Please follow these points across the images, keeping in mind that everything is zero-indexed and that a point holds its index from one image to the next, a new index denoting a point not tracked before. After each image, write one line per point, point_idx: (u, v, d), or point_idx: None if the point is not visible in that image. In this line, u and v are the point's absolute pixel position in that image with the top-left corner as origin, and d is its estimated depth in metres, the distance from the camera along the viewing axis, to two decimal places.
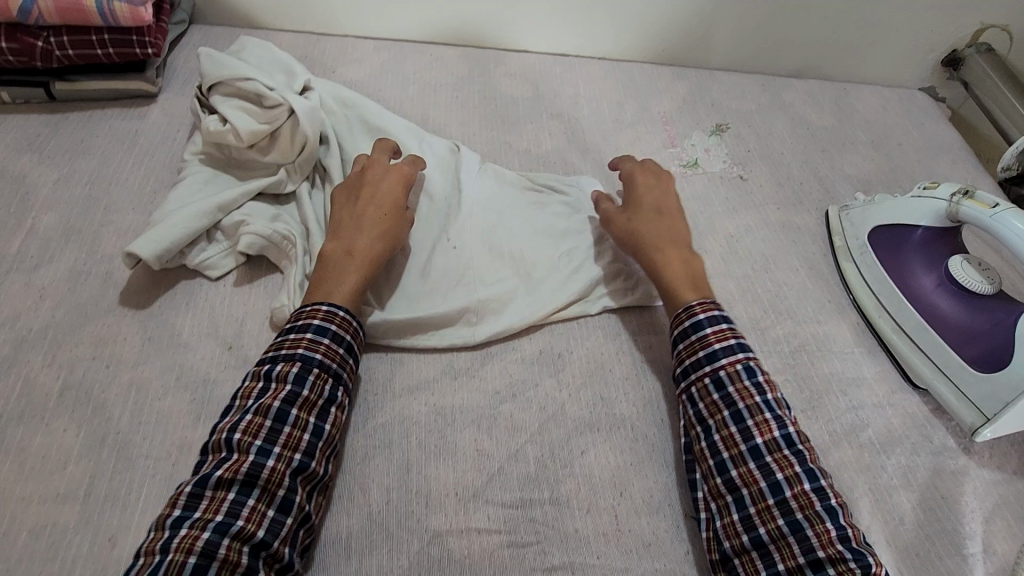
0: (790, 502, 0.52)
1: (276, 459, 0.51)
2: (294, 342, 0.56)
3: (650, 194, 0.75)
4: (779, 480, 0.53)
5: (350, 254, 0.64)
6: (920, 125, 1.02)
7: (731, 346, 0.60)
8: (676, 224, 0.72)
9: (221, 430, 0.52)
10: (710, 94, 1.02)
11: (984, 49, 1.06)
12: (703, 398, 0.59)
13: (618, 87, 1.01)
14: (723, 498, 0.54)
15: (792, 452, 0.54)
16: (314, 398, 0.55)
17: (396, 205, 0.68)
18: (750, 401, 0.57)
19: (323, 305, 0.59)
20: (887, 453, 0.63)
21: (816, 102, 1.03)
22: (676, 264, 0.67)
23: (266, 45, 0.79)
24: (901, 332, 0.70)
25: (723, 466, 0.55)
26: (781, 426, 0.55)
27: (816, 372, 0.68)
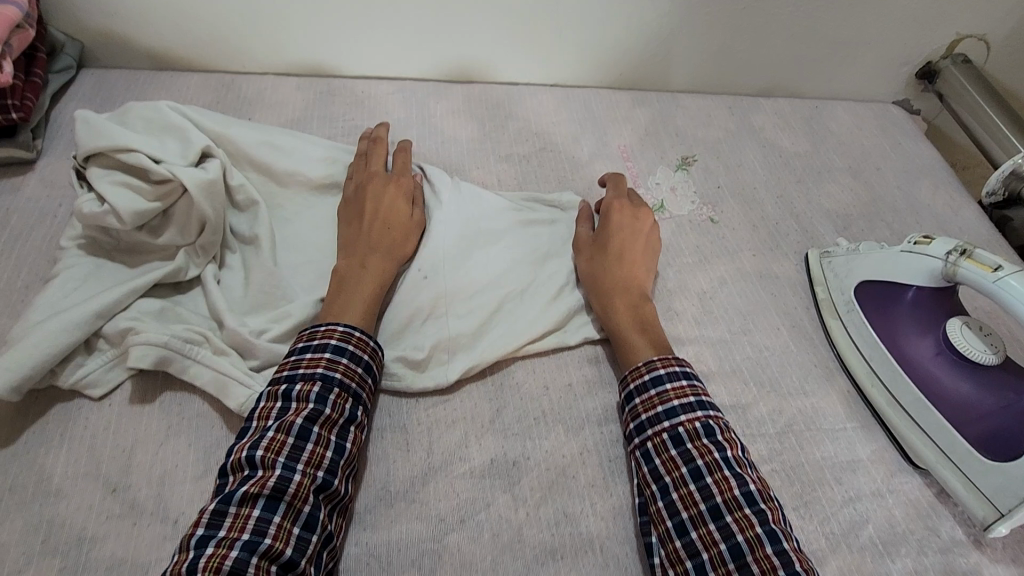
0: (751, 565, 0.47)
1: (301, 474, 0.49)
2: (312, 362, 0.55)
3: (620, 221, 0.72)
4: (739, 542, 0.48)
5: (362, 269, 0.64)
6: (898, 146, 0.95)
7: (690, 402, 0.56)
8: (641, 264, 0.69)
9: (240, 449, 0.50)
10: (674, 122, 0.93)
11: (960, 60, 0.99)
12: (659, 453, 0.54)
13: (572, 119, 0.92)
14: (682, 564, 0.49)
15: (753, 511, 0.49)
16: (336, 416, 0.53)
17: (400, 217, 0.69)
18: (709, 458, 0.53)
19: (339, 325, 0.58)
20: (890, 556, 0.55)
21: (787, 125, 0.95)
22: (625, 310, 0.65)
23: (154, 105, 0.67)
24: (896, 406, 0.62)
25: (682, 527, 0.50)
26: (742, 482, 0.51)
27: (807, 458, 0.60)
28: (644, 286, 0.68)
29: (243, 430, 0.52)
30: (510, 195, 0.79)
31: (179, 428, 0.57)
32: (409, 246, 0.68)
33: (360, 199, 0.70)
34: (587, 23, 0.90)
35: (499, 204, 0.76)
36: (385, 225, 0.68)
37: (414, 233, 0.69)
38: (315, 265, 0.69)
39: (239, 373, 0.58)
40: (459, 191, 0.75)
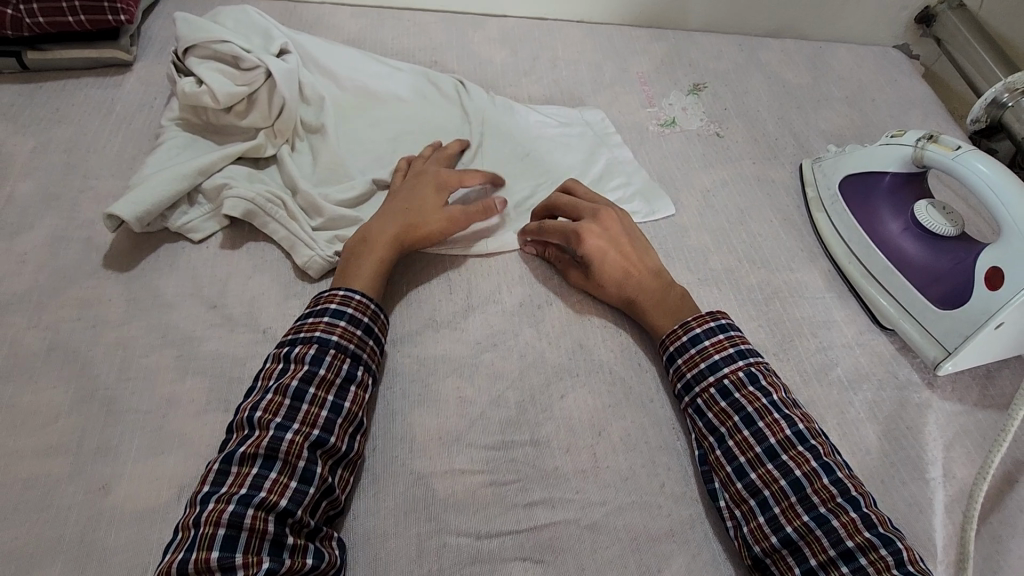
0: (812, 497, 0.51)
1: (294, 433, 0.52)
2: (311, 326, 0.58)
3: (600, 246, 0.67)
4: (798, 477, 0.52)
5: (366, 238, 0.66)
6: (893, 82, 1.04)
7: (731, 354, 0.60)
8: (635, 263, 0.67)
9: (243, 409, 0.53)
10: (688, 55, 1.03)
11: (956, 5, 1.07)
12: (710, 408, 0.58)
13: (596, 50, 1.02)
14: (746, 503, 0.53)
15: (806, 447, 0.54)
16: (331, 377, 0.56)
17: (425, 203, 0.69)
18: (758, 403, 0.57)
19: (339, 290, 0.61)
20: (854, 390, 0.65)
21: (792, 60, 1.04)
22: (648, 295, 0.66)
23: (242, 9, 0.79)
24: (869, 276, 0.72)
25: (742, 470, 0.55)
26: (791, 423, 0.55)
27: (788, 316, 0.70)
28: (652, 268, 0.68)
29: (248, 391, 0.55)
30: (536, 107, 0.90)
31: (262, 267, 0.68)
32: (426, 227, 0.68)
33: (397, 188, 0.72)
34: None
35: (526, 114, 0.87)
36: (403, 206, 0.68)
37: (436, 218, 0.68)
38: (372, 154, 0.79)
39: (305, 237, 0.68)
40: (493, 102, 0.87)
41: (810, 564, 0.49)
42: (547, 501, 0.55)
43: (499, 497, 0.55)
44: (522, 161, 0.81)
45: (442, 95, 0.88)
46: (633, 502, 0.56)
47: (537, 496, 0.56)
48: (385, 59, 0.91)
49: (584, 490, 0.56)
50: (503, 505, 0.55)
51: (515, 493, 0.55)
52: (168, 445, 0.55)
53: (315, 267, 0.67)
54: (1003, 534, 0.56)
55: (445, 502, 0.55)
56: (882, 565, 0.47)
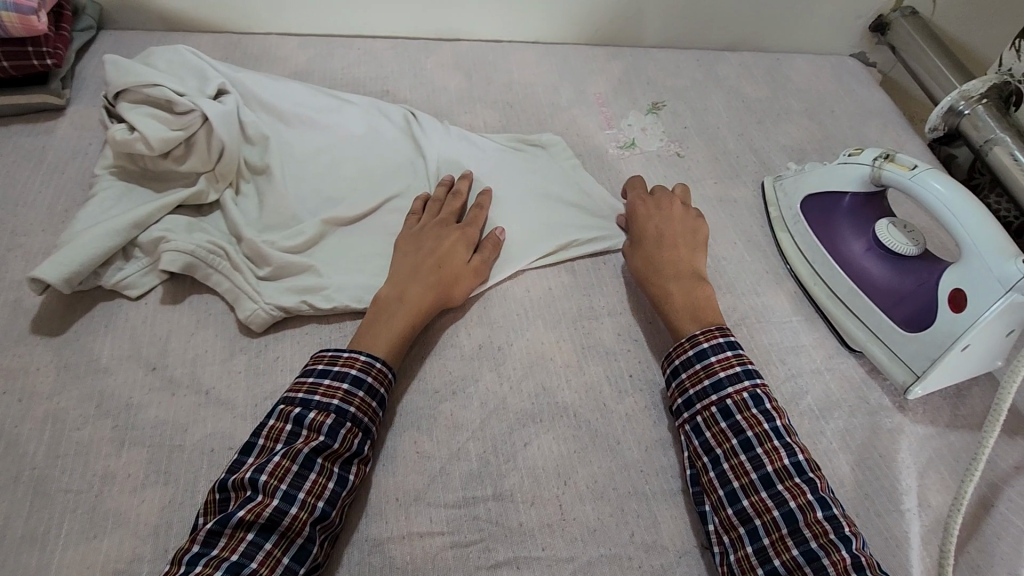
0: (804, 530, 0.50)
1: (298, 507, 0.49)
2: (329, 391, 0.55)
3: (650, 220, 0.74)
4: (792, 509, 0.51)
5: (400, 302, 0.64)
6: (851, 91, 1.04)
7: (737, 372, 0.59)
8: (684, 242, 0.72)
9: (244, 467, 0.51)
10: (645, 73, 1.01)
11: (908, 12, 1.06)
12: (708, 427, 0.58)
13: (551, 71, 1.00)
14: (736, 530, 0.52)
15: (803, 480, 0.53)
16: (342, 450, 0.53)
17: (453, 260, 0.67)
18: (759, 428, 0.56)
19: (362, 355, 0.58)
20: (825, 418, 0.63)
21: (750, 74, 1.04)
22: (679, 293, 0.67)
23: (176, 49, 0.75)
24: (836, 299, 0.71)
25: (733, 496, 0.54)
26: (791, 453, 0.54)
27: (755, 343, 0.69)
28: (692, 266, 0.70)
29: (251, 447, 0.53)
30: (493, 135, 0.88)
31: (205, 321, 0.65)
32: (455, 291, 0.66)
33: (416, 237, 0.70)
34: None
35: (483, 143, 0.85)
36: (434, 264, 0.67)
37: (467, 276, 0.68)
38: (322, 195, 0.76)
39: (249, 289, 0.65)
40: (447, 132, 0.85)
41: None
42: (512, 561, 0.53)
43: (460, 560, 0.52)
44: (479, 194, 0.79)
45: (396, 128, 0.85)
46: (603, 556, 0.54)
47: (502, 557, 0.53)
48: (335, 91, 0.88)
49: (551, 547, 0.54)
50: (466, 570, 0.52)
51: (477, 555, 0.53)
52: (102, 528, 0.51)
53: (260, 324, 0.64)
54: (983, 564, 0.55)
55: (403, 570, 0.52)
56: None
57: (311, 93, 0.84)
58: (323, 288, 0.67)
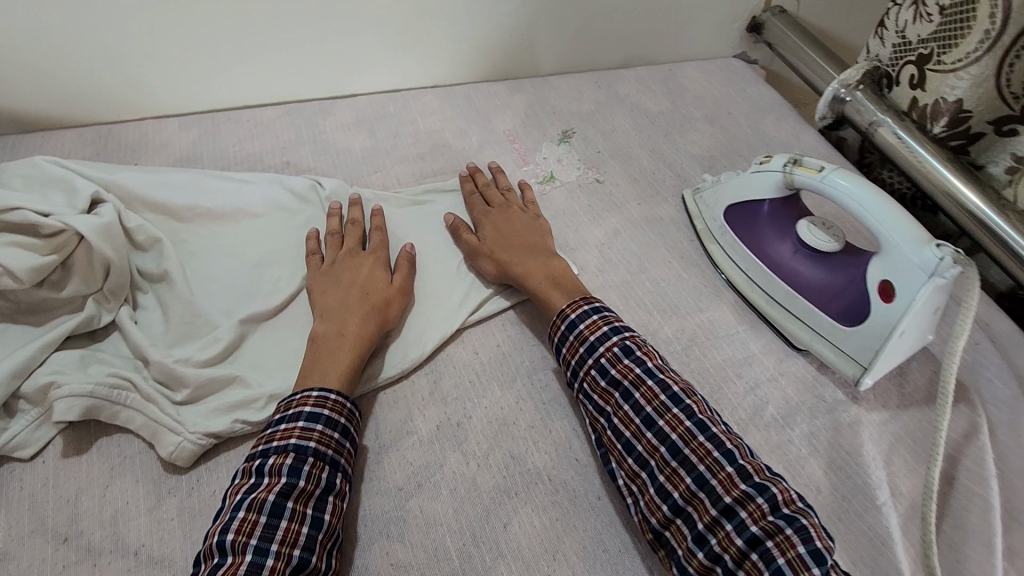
0: (690, 457, 0.53)
1: (274, 558, 0.47)
2: (285, 433, 0.54)
3: (492, 218, 0.77)
4: (675, 440, 0.55)
5: (340, 334, 0.63)
6: (743, 92, 1.08)
7: (605, 332, 0.62)
8: (524, 229, 0.76)
9: (210, 535, 0.49)
10: (550, 102, 1.01)
11: (778, 12, 1.12)
12: (594, 388, 0.60)
13: (456, 114, 0.97)
14: (640, 477, 0.55)
15: (680, 409, 0.56)
16: (310, 488, 0.51)
17: (378, 282, 0.68)
18: (632, 374, 0.59)
19: (313, 390, 0.57)
20: (790, 426, 0.64)
21: (648, 90, 1.06)
22: (537, 269, 0.71)
23: (32, 162, 0.67)
24: (776, 303, 0.72)
25: (629, 446, 0.56)
26: (666, 389, 0.58)
27: (711, 363, 0.69)
28: (545, 247, 0.74)
29: (217, 512, 0.51)
30: (408, 192, 0.85)
31: (122, 467, 0.57)
32: (391, 310, 0.67)
33: (330, 270, 0.69)
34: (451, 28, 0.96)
35: (399, 203, 0.82)
36: (362, 291, 0.66)
37: (397, 296, 0.68)
38: (236, 291, 0.70)
39: (168, 419, 0.58)
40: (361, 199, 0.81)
41: (699, 527, 0.51)
42: None
43: None
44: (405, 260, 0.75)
45: (305, 203, 0.80)
46: None
47: None
48: (229, 172, 0.82)
49: None
50: None
51: None
52: None
53: (187, 459, 0.57)
54: (959, 541, 0.57)
55: None
56: (757, 512, 0.49)
57: (203, 179, 0.77)
58: (257, 400, 0.61)
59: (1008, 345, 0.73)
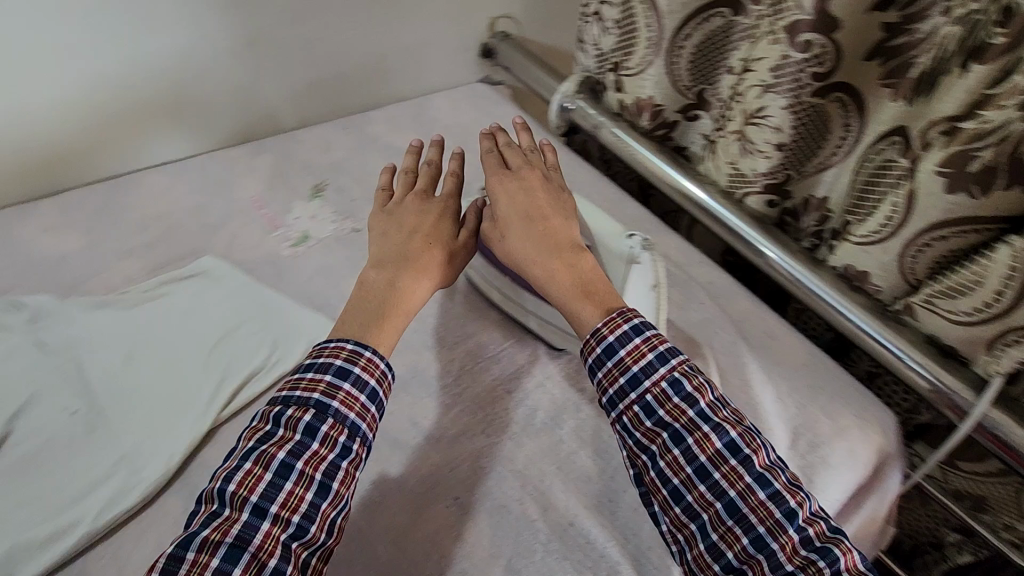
0: (750, 517, 0.52)
1: (272, 522, 0.49)
2: (309, 386, 0.55)
3: (504, 194, 0.70)
4: (733, 497, 0.53)
5: (391, 292, 0.63)
6: (489, 114, 1.14)
7: (652, 361, 0.57)
8: (546, 209, 0.68)
9: (216, 480, 0.51)
10: (297, 157, 0.98)
11: (502, 37, 1.19)
12: (637, 426, 0.57)
13: (192, 188, 0.90)
14: (688, 528, 0.54)
15: (739, 462, 0.53)
16: (323, 452, 0.53)
17: (439, 233, 0.69)
18: (684, 417, 0.55)
19: (348, 343, 0.57)
20: (560, 425, 0.69)
21: (398, 126, 1.08)
22: (562, 272, 0.64)
23: None
24: (530, 313, 0.76)
25: (677, 495, 0.54)
26: (723, 434, 0.54)
27: (482, 387, 0.72)
28: (571, 238, 0.67)
29: (232, 454, 0.53)
30: (138, 285, 0.76)
31: None
32: (440, 267, 0.67)
33: (394, 211, 0.71)
34: (163, 88, 0.91)
35: (124, 302, 0.74)
36: (408, 255, 0.66)
37: (440, 256, 0.67)
38: None
39: None
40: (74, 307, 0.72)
41: None
42: None
43: None
44: (137, 368, 0.68)
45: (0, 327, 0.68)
46: None
47: None
48: None
49: None
50: None
51: None
52: None
53: None
54: None
55: None
56: None
57: None
58: None
59: (726, 294, 0.85)
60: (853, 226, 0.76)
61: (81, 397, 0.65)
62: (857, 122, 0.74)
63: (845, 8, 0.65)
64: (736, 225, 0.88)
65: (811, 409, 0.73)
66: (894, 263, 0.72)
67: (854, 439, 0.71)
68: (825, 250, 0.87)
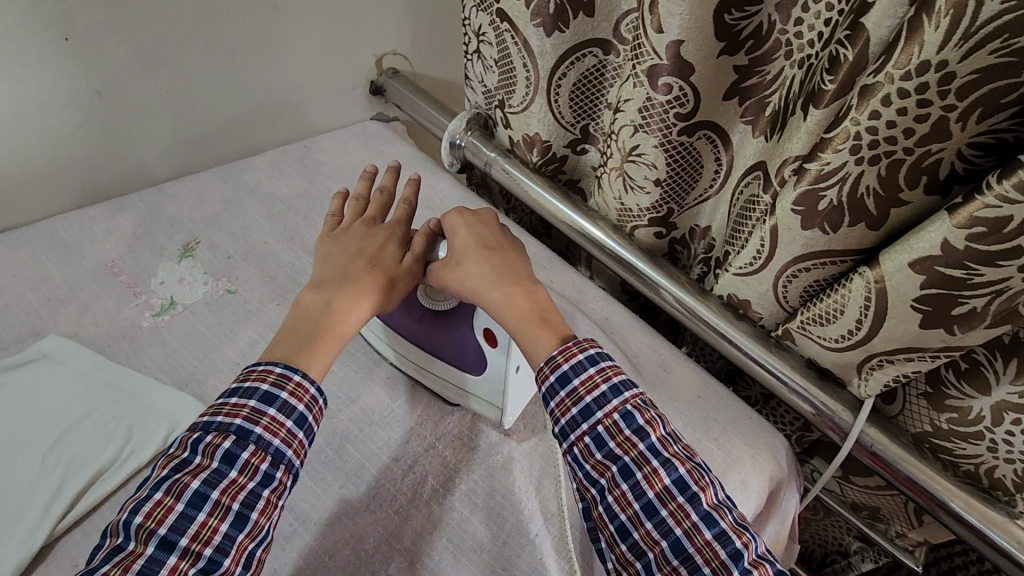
0: (695, 556, 0.49)
1: (180, 556, 0.47)
2: (233, 411, 0.53)
3: (460, 231, 0.70)
4: (678, 535, 0.50)
5: (329, 311, 0.61)
6: (379, 153, 1.10)
7: (604, 392, 0.56)
8: (500, 246, 0.69)
9: (121, 513, 0.48)
10: (163, 213, 0.90)
11: (390, 74, 1.15)
12: (587, 458, 0.55)
13: (34, 259, 0.81)
14: (633, 566, 0.52)
15: (686, 499, 0.51)
16: (244, 480, 0.51)
17: (382, 254, 0.68)
18: (635, 450, 0.53)
19: (277, 367, 0.56)
20: (450, 490, 0.65)
21: (280, 173, 1.02)
22: (516, 301, 0.63)
23: None
24: (420, 368, 0.73)
25: (624, 531, 0.52)
26: (672, 470, 0.52)
27: (367, 457, 0.67)
28: (522, 271, 0.67)
29: (145, 483, 0.50)
30: None
31: None
32: (382, 284, 0.66)
33: (341, 235, 0.72)
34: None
35: None
36: (350, 275, 0.65)
37: (379, 275, 0.66)
38: None
39: None
40: None
41: None
42: None
43: None
44: None
45: None
46: None
47: None
48: None
49: None
50: None
51: None
52: None
53: None
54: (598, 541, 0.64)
55: None
56: None
57: None
58: None
59: (621, 331, 0.85)
60: (732, 256, 0.78)
61: None
62: (726, 155, 0.76)
63: (695, 55, 0.65)
64: (627, 258, 0.88)
65: (705, 443, 0.73)
66: (771, 292, 0.74)
67: (744, 469, 0.72)
68: (712, 277, 0.89)
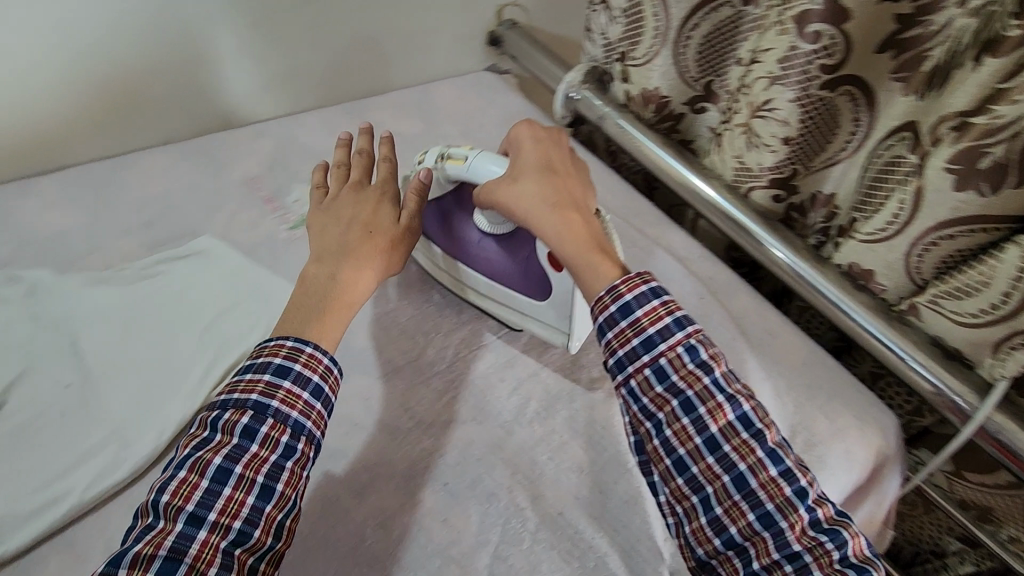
0: (758, 492, 0.51)
1: (210, 530, 0.49)
2: (249, 386, 0.55)
3: (527, 155, 0.68)
4: (742, 471, 0.51)
5: (333, 285, 0.63)
6: (493, 101, 1.13)
7: (668, 325, 0.54)
8: (567, 176, 0.67)
9: (151, 493, 0.51)
10: (297, 140, 0.97)
11: (509, 24, 1.17)
12: (645, 391, 0.54)
13: (188, 168, 0.90)
14: (688, 500, 0.53)
15: (752, 437, 0.52)
16: (264, 454, 0.53)
17: (379, 225, 0.68)
18: (699, 385, 0.53)
19: (287, 339, 0.58)
20: (552, 415, 0.68)
21: (400, 112, 1.06)
22: (578, 231, 0.61)
23: None
24: (483, 294, 0.75)
25: (682, 466, 0.53)
26: (736, 407, 0.53)
27: (475, 375, 0.71)
28: (585, 205, 0.65)
29: (171, 463, 0.53)
30: (132, 263, 0.77)
31: None
32: (387, 254, 0.67)
33: (331, 206, 0.70)
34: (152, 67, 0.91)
35: (116, 279, 0.75)
36: (343, 251, 0.65)
37: (378, 249, 0.66)
38: None
39: None
40: (70, 284, 0.73)
41: (754, 566, 0.51)
42: None
43: None
44: (129, 346, 0.69)
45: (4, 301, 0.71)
46: None
47: None
48: None
49: None
50: None
51: None
52: None
53: None
54: None
55: None
56: (824, 559, 0.49)
57: None
58: None
59: (725, 291, 0.84)
60: (859, 223, 0.75)
61: (76, 371, 0.67)
62: (868, 117, 0.71)
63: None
64: (739, 219, 0.86)
65: (809, 410, 0.72)
66: (900, 262, 0.70)
67: (849, 439, 0.70)
68: (831, 248, 0.84)
